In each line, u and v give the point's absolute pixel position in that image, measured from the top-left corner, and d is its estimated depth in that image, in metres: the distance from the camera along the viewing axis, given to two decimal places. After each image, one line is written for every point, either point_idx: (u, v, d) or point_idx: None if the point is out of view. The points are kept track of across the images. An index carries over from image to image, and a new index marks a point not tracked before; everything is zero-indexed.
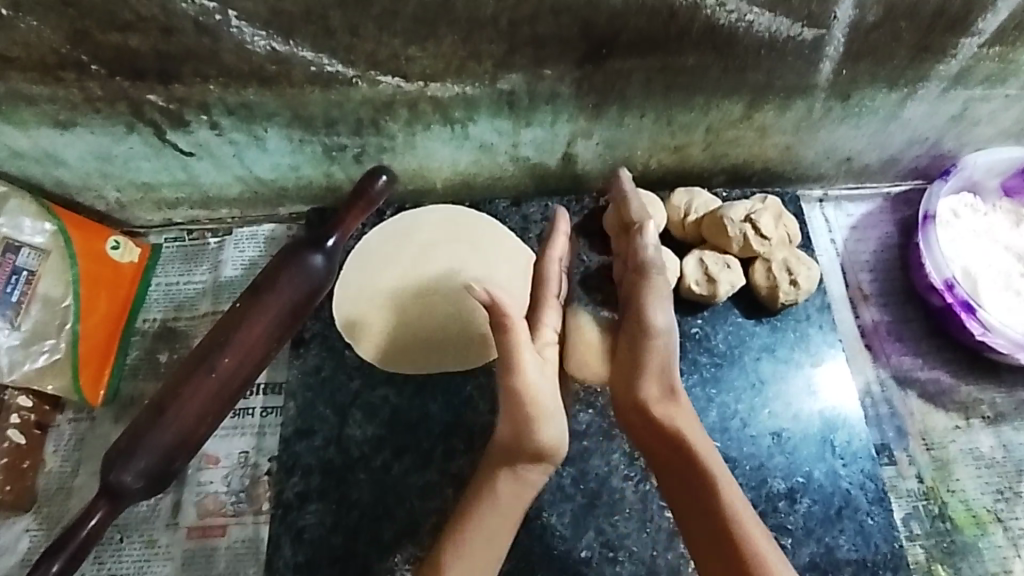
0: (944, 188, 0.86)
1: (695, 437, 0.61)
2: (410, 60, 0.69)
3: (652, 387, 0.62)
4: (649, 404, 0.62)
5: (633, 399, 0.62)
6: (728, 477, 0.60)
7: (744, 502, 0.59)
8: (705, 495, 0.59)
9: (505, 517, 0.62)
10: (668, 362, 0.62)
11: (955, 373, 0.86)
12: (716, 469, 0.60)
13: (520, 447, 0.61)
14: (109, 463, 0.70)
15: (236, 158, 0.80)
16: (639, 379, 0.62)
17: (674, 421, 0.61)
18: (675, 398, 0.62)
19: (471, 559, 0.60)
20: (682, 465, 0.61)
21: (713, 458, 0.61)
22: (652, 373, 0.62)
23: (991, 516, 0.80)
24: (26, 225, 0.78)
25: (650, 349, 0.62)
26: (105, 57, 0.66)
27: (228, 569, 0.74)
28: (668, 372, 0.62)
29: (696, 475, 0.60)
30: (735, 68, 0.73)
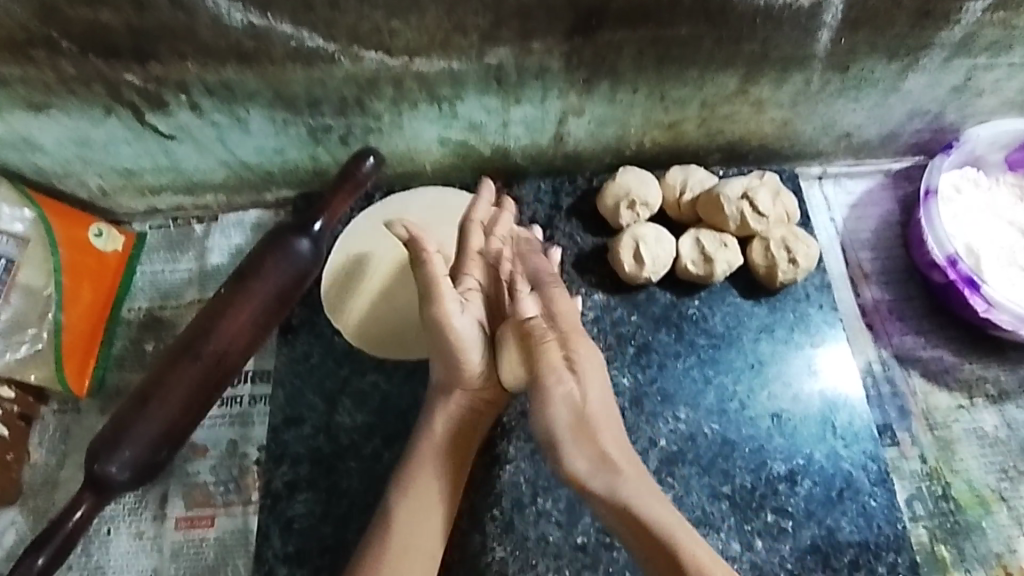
0: (946, 162, 0.84)
1: (634, 489, 0.61)
2: (393, 34, 0.66)
3: (572, 447, 0.61)
4: (581, 476, 0.61)
5: (560, 470, 0.62)
6: (677, 528, 0.60)
7: (687, 531, 0.60)
8: (664, 558, 0.59)
9: (445, 452, 0.68)
10: (585, 417, 0.62)
11: (958, 351, 0.84)
12: (650, 508, 0.60)
13: (450, 393, 0.68)
14: (93, 453, 0.68)
15: (218, 141, 0.78)
16: (548, 404, 0.62)
17: (615, 492, 0.61)
18: (604, 460, 0.61)
19: (419, 491, 0.66)
20: (633, 528, 0.61)
21: (658, 505, 0.61)
22: (581, 443, 0.62)
23: (996, 495, 0.78)
24: (4, 212, 0.76)
25: (551, 402, 0.62)
26: (77, 34, 0.64)
27: (218, 561, 0.73)
28: (596, 421, 0.63)
29: (646, 535, 0.60)
30: (730, 38, 0.71)
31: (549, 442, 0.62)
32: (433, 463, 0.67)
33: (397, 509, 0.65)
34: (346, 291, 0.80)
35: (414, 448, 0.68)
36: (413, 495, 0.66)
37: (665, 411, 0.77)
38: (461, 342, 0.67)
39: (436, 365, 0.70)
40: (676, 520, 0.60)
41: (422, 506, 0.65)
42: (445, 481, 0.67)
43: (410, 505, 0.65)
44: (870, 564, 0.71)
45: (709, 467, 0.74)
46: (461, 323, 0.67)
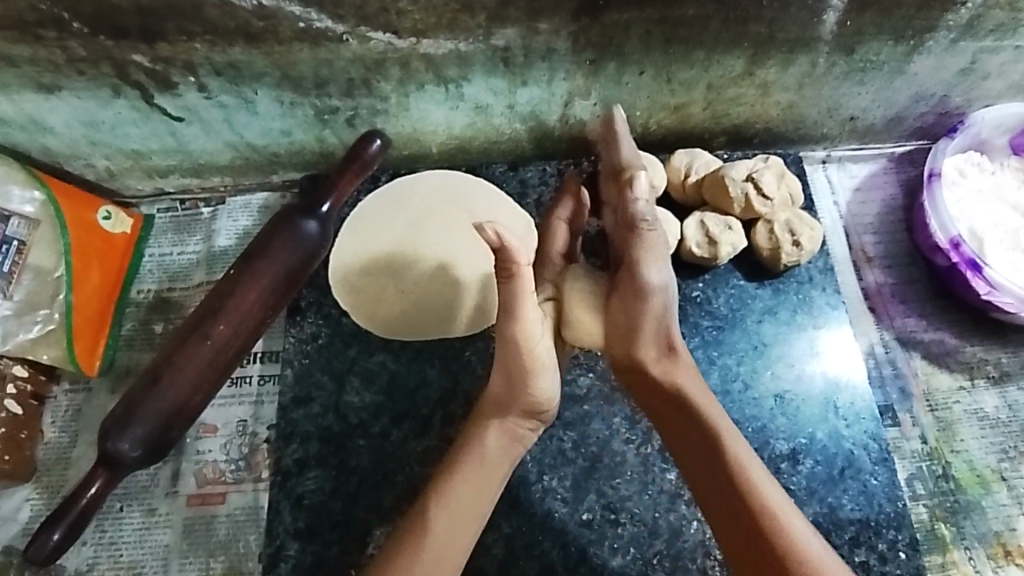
0: (951, 145, 0.84)
1: (700, 395, 0.64)
2: (401, 15, 0.66)
3: (649, 351, 0.64)
4: (648, 365, 0.64)
5: (632, 360, 0.65)
6: (752, 463, 0.62)
7: (765, 476, 0.62)
8: (725, 485, 0.62)
9: (490, 467, 0.66)
10: (668, 326, 0.64)
11: (960, 334, 0.85)
12: (734, 446, 0.62)
13: (512, 401, 0.66)
14: (105, 431, 0.70)
15: (226, 123, 0.78)
16: (641, 304, 0.63)
17: (677, 381, 0.64)
18: (675, 356, 0.65)
19: (457, 502, 0.64)
20: (705, 450, 0.63)
21: (734, 439, 0.63)
22: (660, 386, 0.65)
23: (996, 475, 0.79)
24: (14, 194, 0.77)
25: (645, 316, 0.63)
26: (86, 14, 0.64)
27: (229, 536, 0.74)
28: (667, 333, 0.64)
29: (718, 459, 0.62)
30: (736, 20, 0.71)
31: (625, 330, 0.64)
32: (473, 476, 0.65)
33: (438, 517, 0.63)
34: (358, 272, 0.81)
35: (458, 456, 0.66)
36: (452, 505, 0.64)
37: None
38: (541, 362, 0.64)
39: (496, 377, 0.66)
40: (754, 459, 0.63)
41: (459, 512, 0.64)
42: (481, 492, 0.65)
43: (449, 517, 0.63)
44: (871, 540, 0.72)
45: None
46: (543, 347, 0.64)
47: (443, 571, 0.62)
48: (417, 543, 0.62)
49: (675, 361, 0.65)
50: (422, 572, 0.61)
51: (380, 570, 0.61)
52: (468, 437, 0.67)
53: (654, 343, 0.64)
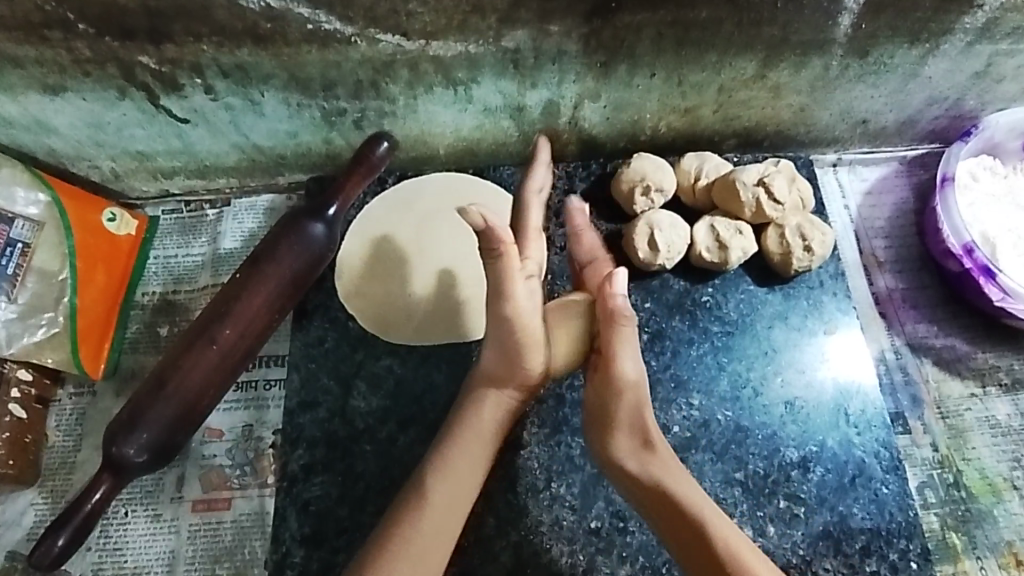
0: (964, 149, 0.83)
1: (678, 486, 0.62)
2: (410, 17, 0.66)
3: (625, 444, 0.63)
4: (622, 457, 0.63)
5: (608, 454, 0.64)
6: (740, 548, 0.60)
7: (757, 557, 0.60)
8: (713, 572, 0.59)
9: (485, 436, 0.66)
10: (643, 419, 0.64)
11: (971, 340, 0.84)
12: (718, 525, 0.60)
13: (507, 374, 0.66)
14: (110, 436, 0.69)
15: (232, 124, 0.78)
16: (614, 396, 0.63)
17: (652, 474, 0.63)
18: (652, 450, 0.64)
19: (455, 474, 0.64)
20: (696, 553, 0.60)
21: (722, 524, 0.61)
22: (634, 436, 0.64)
23: (1008, 484, 0.78)
24: (19, 195, 0.76)
25: (620, 410, 0.63)
26: (93, 15, 0.63)
27: (235, 542, 0.73)
28: (641, 424, 0.64)
29: (703, 554, 0.60)
30: (749, 23, 0.70)
31: (604, 420, 0.64)
32: (471, 444, 0.65)
33: (438, 483, 0.63)
34: (364, 273, 0.80)
35: (460, 420, 0.66)
36: (452, 475, 0.64)
37: (679, 398, 0.77)
38: (530, 332, 0.65)
39: (490, 353, 0.67)
40: (738, 535, 0.61)
41: (455, 481, 0.64)
42: (476, 464, 0.65)
43: (449, 483, 0.63)
44: (881, 550, 0.72)
45: (722, 453, 0.75)
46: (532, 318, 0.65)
47: (437, 540, 0.62)
48: (416, 509, 0.62)
49: (651, 455, 0.63)
50: (414, 538, 0.61)
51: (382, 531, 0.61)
52: (465, 406, 0.67)
53: (629, 433, 0.64)
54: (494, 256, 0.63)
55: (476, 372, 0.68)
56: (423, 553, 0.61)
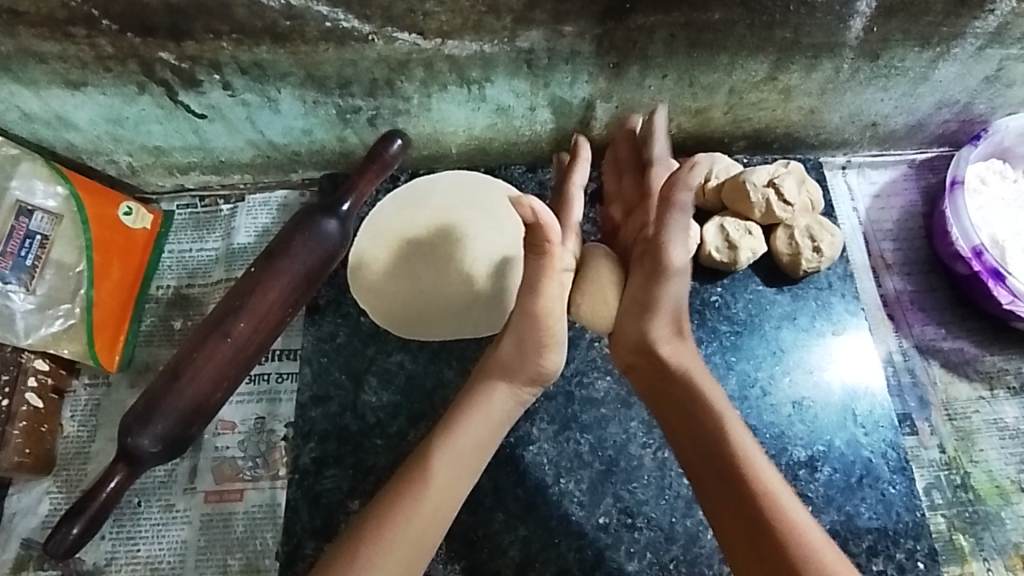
0: (974, 152, 0.83)
1: (705, 382, 0.66)
2: (427, 16, 0.66)
3: (659, 327, 0.67)
4: (657, 339, 0.67)
5: (642, 337, 0.68)
6: (754, 453, 0.61)
7: (767, 463, 0.61)
8: (730, 477, 0.60)
9: (493, 422, 0.68)
10: (681, 313, 0.68)
11: (978, 343, 0.84)
12: (738, 433, 0.62)
13: (518, 368, 0.69)
14: (125, 426, 0.70)
15: (249, 121, 0.79)
16: (658, 285, 0.67)
17: (682, 361, 0.66)
18: (683, 341, 0.67)
19: (457, 453, 0.65)
20: (710, 450, 0.62)
21: (737, 423, 0.63)
22: (666, 319, 0.67)
23: (1015, 486, 0.79)
24: (38, 188, 0.77)
25: (662, 293, 0.67)
26: (116, 12, 0.65)
27: (246, 533, 0.74)
28: (677, 313, 0.68)
29: (717, 443, 0.61)
30: (762, 25, 0.71)
31: (641, 303, 0.68)
32: (477, 424, 0.67)
33: (441, 462, 0.64)
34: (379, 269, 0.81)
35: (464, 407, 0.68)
36: (461, 448, 0.65)
37: None
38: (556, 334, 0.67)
39: (509, 342, 0.69)
40: (756, 448, 0.62)
41: (445, 491, 0.63)
42: (482, 444, 0.67)
43: (452, 460, 0.64)
44: (888, 550, 0.72)
45: None
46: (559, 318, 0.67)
47: (436, 519, 0.62)
48: (420, 485, 0.62)
49: (683, 348, 0.67)
50: (418, 514, 0.61)
51: (384, 509, 0.61)
52: (473, 392, 0.69)
53: (665, 321, 0.67)
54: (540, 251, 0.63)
55: (493, 360, 0.70)
56: (418, 532, 0.61)
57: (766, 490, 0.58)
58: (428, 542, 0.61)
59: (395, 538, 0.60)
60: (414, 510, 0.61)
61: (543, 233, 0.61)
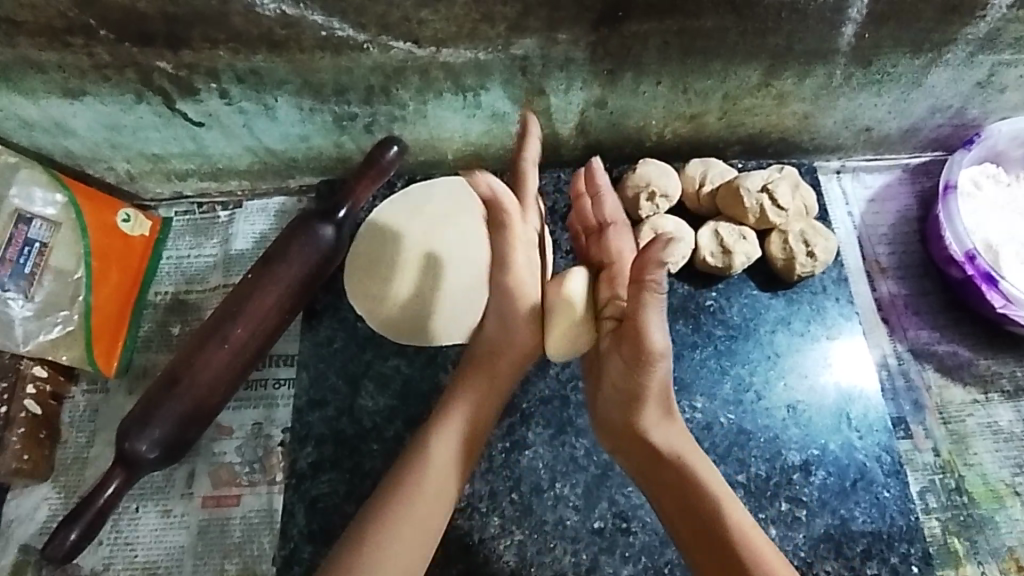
0: (967, 157, 0.84)
1: (694, 459, 0.63)
2: (422, 24, 0.67)
3: (650, 415, 0.63)
4: (648, 430, 0.63)
5: (631, 427, 0.63)
6: (754, 536, 0.60)
7: (765, 541, 0.60)
8: (739, 571, 0.58)
9: (489, 400, 0.68)
10: (669, 393, 0.62)
11: (973, 347, 0.85)
12: (735, 514, 0.61)
13: (505, 342, 0.69)
14: (123, 432, 0.71)
15: (246, 128, 0.79)
16: (647, 369, 0.60)
17: (674, 447, 0.63)
18: (671, 420, 0.64)
19: (455, 434, 0.65)
20: (710, 541, 0.60)
21: (731, 504, 0.61)
22: (658, 403, 0.62)
23: (1009, 489, 0.79)
24: (37, 196, 0.78)
25: (648, 381, 0.60)
26: (114, 20, 0.65)
27: (243, 538, 0.75)
28: (666, 395, 0.62)
29: (716, 529, 0.60)
30: (754, 32, 0.71)
31: (628, 395, 0.62)
32: (472, 403, 0.67)
33: (438, 441, 0.65)
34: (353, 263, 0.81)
35: (457, 391, 0.68)
36: (453, 432, 0.66)
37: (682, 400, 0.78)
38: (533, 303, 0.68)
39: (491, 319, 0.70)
40: (753, 528, 0.60)
41: (442, 477, 0.63)
42: (480, 425, 0.67)
43: (449, 444, 0.65)
44: (882, 553, 0.72)
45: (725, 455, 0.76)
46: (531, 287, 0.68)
47: (435, 503, 0.62)
48: (417, 471, 0.63)
49: (671, 426, 0.64)
50: (417, 504, 0.61)
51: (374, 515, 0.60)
52: (465, 372, 0.70)
53: (652, 407, 0.63)
54: (499, 225, 0.66)
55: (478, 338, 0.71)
56: (425, 517, 0.61)
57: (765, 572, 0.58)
58: (437, 526, 0.62)
59: (396, 528, 0.60)
60: (415, 493, 0.62)
61: (499, 208, 0.65)
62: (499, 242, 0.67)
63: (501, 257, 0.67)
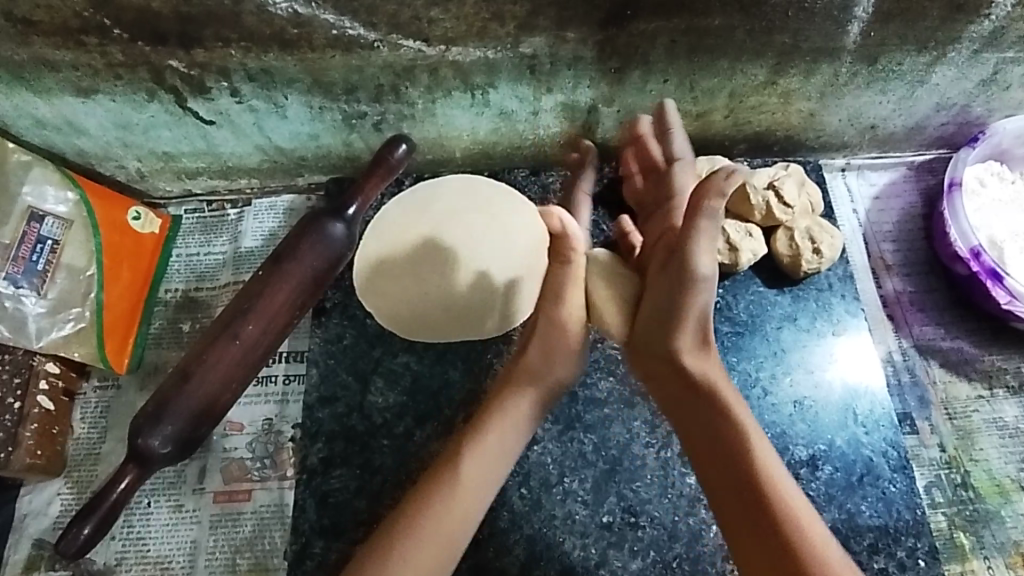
0: (972, 154, 0.84)
1: (728, 394, 0.65)
2: (432, 23, 0.68)
3: (686, 339, 0.65)
4: (683, 352, 0.65)
5: (665, 348, 0.66)
6: (775, 468, 0.61)
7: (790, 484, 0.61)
8: (755, 494, 0.60)
9: (522, 424, 0.70)
10: (706, 321, 0.66)
11: (978, 343, 0.85)
12: (760, 446, 0.62)
13: (545, 376, 0.72)
14: (135, 428, 0.71)
15: (256, 127, 0.80)
16: (686, 294, 0.64)
17: (705, 372, 0.65)
18: (706, 350, 0.66)
19: (486, 455, 0.67)
20: (732, 467, 0.61)
21: (756, 437, 0.63)
22: (693, 330, 0.65)
23: (1015, 484, 0.79)
24: (49, 194, 0.78)
25: (689, 304, 0.64)
26: (127, 20, 0.66)
27: (255, 533, 0.75)
28: (704, 324, 0.65)
29: (740, 455, 0.61)
30: (761, 30, 0.72)
31: (664, 318, 0.65)
32: (509, 430, 0.69)
33: (470, 463, 0.66)
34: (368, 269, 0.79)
35: (492, 414, 0.70)
36: (483, 455, 0.67)
37: None
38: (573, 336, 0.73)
39: (533, 351, 0.72)
40: (776, 462, 0.62)
41: (469, 498, 0.64)
42: (509, 450, 0.69)
43: (479, 466, 0.66)
44: (889, 548, 0.73)
45: None
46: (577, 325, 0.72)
47: (460, 524, 0.63)
48: (448, 495, 0.64)
49: (706, 355, 0.66)
50: (448, 515, 0.63)
51: (417, 506, 0.63)
52: (504, 395, 0.71)
53: (691, 331, 0.65)
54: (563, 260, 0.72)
55: (516, 369, 0.72)
56: (449, 535, 0.63)
57: (784, 507, 0.59)
58: (459, 544, 0.63)
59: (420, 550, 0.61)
60: (447, 509, 0.63)
61: (566, 242, 0.72)
62: (558, 279, 0.72)
63: (559, 291, 0.72)
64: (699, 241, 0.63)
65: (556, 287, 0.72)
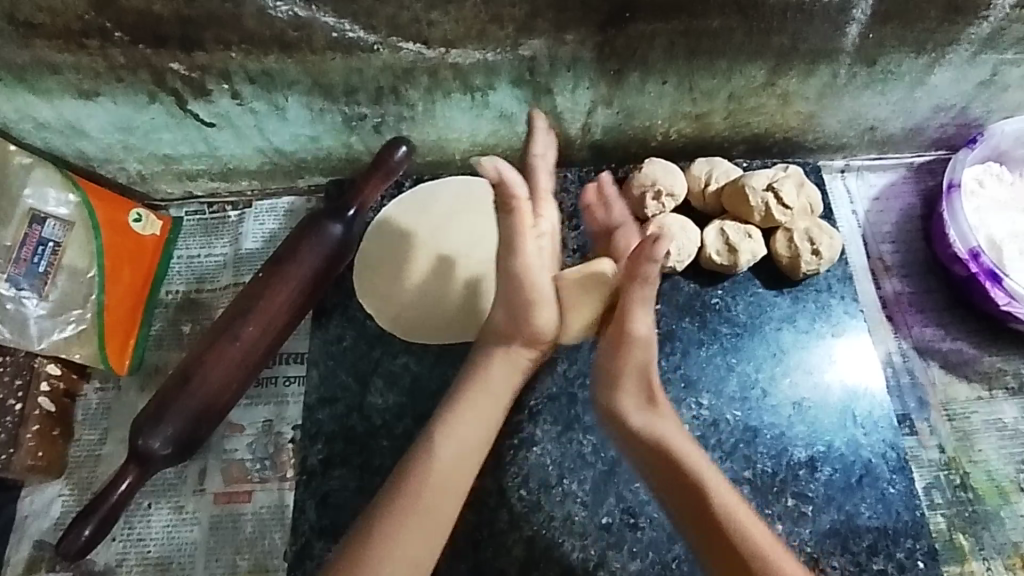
0: (970, 155, 0.84)
1: (684, 449, 0.65)
2: (431, 26, 0.68)
3: (629, 400, 0.67)
4: (628, 415, 0.66)
5: (612, 410, 0.67)
6: (738, 510, 0.62)
7: (754, 520, 0.62)
8: (723, 541, 0.60)
9: (495, 395, 0.69)
10: (649, 377, 0.66)
11: (977, 344, 0.85)
12: (718, 492, 0.62)
13: (513, 333, 0.69)
14: (137, 428, 0.71)
15: (256, 129, 0.80)
16: (624, 355, 0.66)
17: (655, 433, 0.65)
18: (654, 407, 0.66)
19: (458, 433, 0.65)
20: (696, 521, 0.62)
21: (712, 481, 0.63)
22: (636, 388, 0.66)
23: (1014, 486, 0.79)
24: (51, 196, 0.79)
25: (627, 365, 0.66)
26: (128, 22, 0.66)
27: (255, 533, 0.75)
28: (647, 380, 0.66)
29: (700, 505, 0.62)
30: (759, 32, 0.72)
31: (610, 377, 0.67)
32: (481, 397, 0.68)
33: (444, 443, 0.64)
34: (366, 270, 0.83)
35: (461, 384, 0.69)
36: (458, 434, 0.65)
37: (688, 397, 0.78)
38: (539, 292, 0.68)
39: (499, 309, 0.70)
40: (738, 504, 0.62)
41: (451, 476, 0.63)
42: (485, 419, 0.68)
43: (453, 444, 0.65)
44: (888, 549, 0.73)
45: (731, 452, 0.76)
46: (539, 275, 0.68)
47: (440, 499, 0.62)
48: (424, 470, 0.63)
49: (654, 412, 0.66)
50: (424, 493, 0.62)
51: (389, 491, 0.62)
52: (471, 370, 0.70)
53: (636, 390, 0.66)
54: (508, 208, 0.65)
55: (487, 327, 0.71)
56: (430, 515, 0.61)
57: (757, 551, 0.59)
58: (444, 523, 0.62)
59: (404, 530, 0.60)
60: (421, 486, 0.62)
61: (508, 190, 0.64)
62: (509, 226, 0.66)
63: (511, 241, 0.67)
64: (635, 307, 0.65)
65: (508, 236, 0.67)
